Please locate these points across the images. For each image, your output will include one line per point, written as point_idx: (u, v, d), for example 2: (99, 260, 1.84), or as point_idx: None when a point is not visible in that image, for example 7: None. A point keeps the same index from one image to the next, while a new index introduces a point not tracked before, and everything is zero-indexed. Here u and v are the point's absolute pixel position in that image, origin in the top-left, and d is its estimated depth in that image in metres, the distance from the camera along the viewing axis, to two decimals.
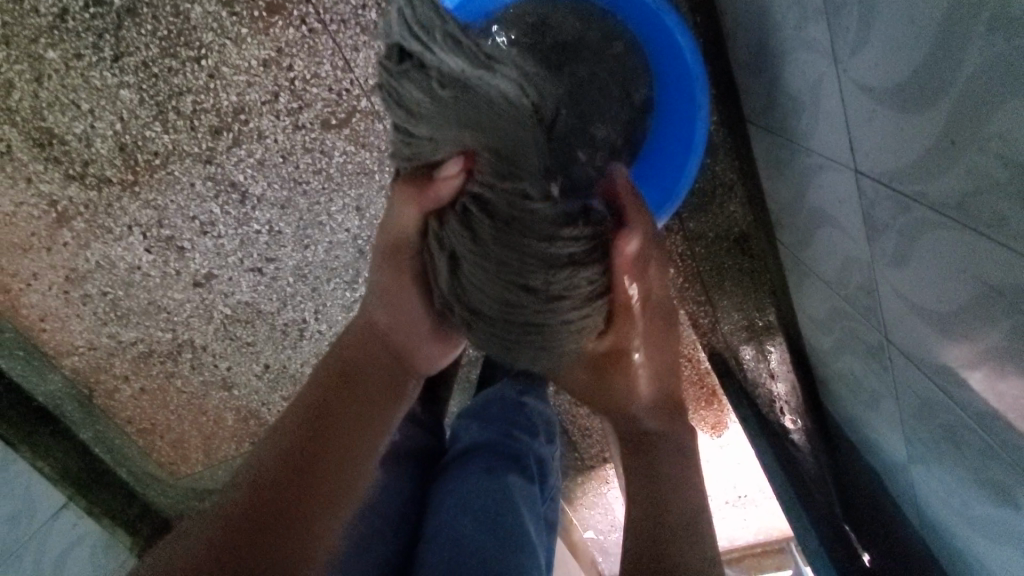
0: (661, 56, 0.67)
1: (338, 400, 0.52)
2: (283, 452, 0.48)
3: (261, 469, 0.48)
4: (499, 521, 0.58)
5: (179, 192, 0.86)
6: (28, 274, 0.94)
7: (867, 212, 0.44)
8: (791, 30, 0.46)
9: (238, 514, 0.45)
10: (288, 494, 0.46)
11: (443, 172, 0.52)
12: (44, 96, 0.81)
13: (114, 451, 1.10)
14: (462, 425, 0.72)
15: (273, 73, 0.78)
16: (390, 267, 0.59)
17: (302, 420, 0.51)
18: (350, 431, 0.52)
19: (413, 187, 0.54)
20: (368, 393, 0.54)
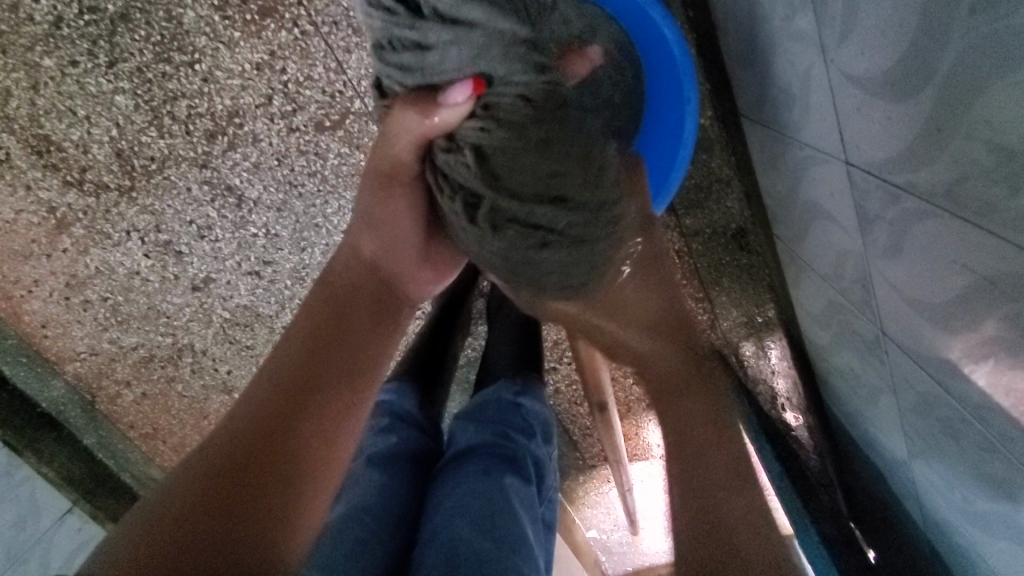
0: (648, 48, 0.66)
1: (323, 348, 0.49)
2: (262, 408, 0.45)
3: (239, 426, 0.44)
4: (496, 527, 0.56)
5: (176, 196, 0.86)
6: (29, 281, 0.94)
7: (859, 203, 0.43)
8: (780, 21, 0.46)
9: (216, 478, 0.42)
10: (273, 452, 0.43)
11: (449, 98, 0.50)
12: (41, 103, 0.81)
13: (118, 456, 1.11)
14: (458, 427, 0.72)
15: (267, 76, 0.78)
16: (381, 189, 0.55)
17: (295, 352, 0.48)
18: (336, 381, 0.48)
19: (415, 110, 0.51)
20: (358, 339, 0.51)
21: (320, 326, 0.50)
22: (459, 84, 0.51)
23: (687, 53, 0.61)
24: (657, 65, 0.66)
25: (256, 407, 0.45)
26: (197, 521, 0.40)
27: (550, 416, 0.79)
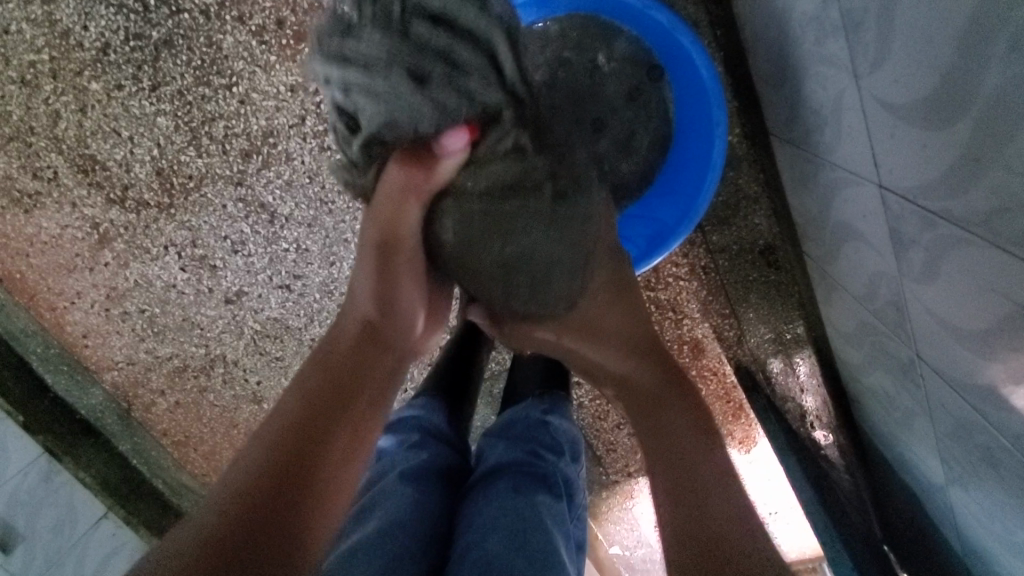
0: (677, 73, 0.67)
1: (331, 402, 0.50)
2: (286, 437, 0.46)
3: (245, 479, 0.43)
4: (527, 544, 0.56)
5: (212, 213, 0.89)
6: (73, 293, 0.98)
7: (894, 227, 0.43)
8: (810, 46, 0.46)
9: (231, 525, 0.40)
10: (289, 494, 0.43)
11: (443, 146, 0.49)
12: (87, 124, 0.85)
13: (150, 462, 1.13)
14: (487, 443, 0.72)
15: (300, 98, 0.81)
16: (377, 261, 0.55)
17: (303, 409, 0.48)
18: (341, 431, 0.49)
19: (413, 165, 0.49)
20: (366, 392, 0.52)
21: (332, 373, 0.52)
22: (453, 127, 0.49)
23: (717, 79, 0.62)
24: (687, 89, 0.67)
25: (265, 457, 0.44)
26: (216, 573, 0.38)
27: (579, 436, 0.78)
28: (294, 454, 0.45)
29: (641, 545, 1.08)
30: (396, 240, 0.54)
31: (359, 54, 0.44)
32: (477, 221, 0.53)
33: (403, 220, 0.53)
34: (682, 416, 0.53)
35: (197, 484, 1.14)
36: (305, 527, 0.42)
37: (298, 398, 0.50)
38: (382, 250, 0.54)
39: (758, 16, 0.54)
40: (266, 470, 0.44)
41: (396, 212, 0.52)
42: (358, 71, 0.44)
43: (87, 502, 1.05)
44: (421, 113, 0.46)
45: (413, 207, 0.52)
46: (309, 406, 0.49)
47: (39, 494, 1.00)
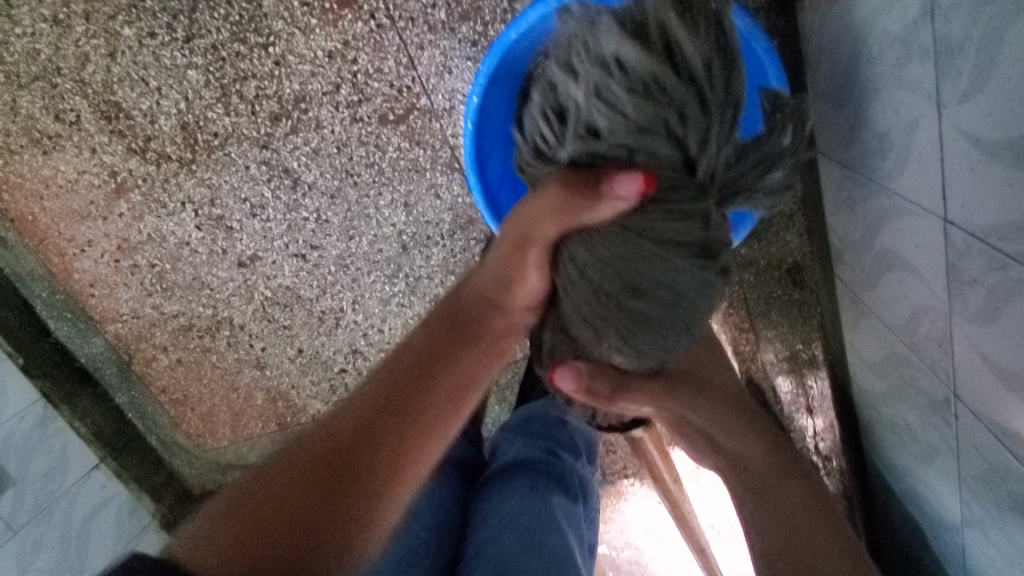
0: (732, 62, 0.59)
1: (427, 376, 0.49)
2: (355, 422, 0.44)
3: (322, 443, 0.43)
4: (544, 543, 0.56)
5: (234, 173, 0.87)
6: (83, 241, 0.97)
7: (951, 264, 0.43)
8: (888, 68, 0.44)
9: (301, 486, 0.41)
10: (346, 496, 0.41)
11: (615, 188, 0.46)
12: (115, 69, 0.83)
13: (146, 419, 1.13)
14: (503, 438, 0.71)
15: (338, 65, 0.78)
16: (509, 257, 0.55)
17: (383, 392, 0.47)
18: (426, 414, 0.47)
19: (576, 194, 0.48)
20: (465, 368, 0.51)
21: (423, 354, 0.50)
22: (629, 172, 0.46)
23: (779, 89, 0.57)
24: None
25: (329, 443, 0.43)
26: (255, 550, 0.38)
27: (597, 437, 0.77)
28: (375, 427, 0.44)
29: (628, 547, 1.08)
30: (530, 240, 0.53)
31: (609, 85, 0.46)
32: (604, 251, 0.50)
33: (539, 223, 0.52)
34: (798, 486, 0.55)
35: (190, 444, 1.15)
36: (373, 499, 0.42)
37: (396, 365, 0.49)
38: (516, 245, 0.54)
39: (828, 30, 0.52)
40: (342, 439, 0.43)
41: (533, 221, 0.52)
42: (601, 103, 0.46)
43: (80, 451, 1.07)
44: (624, 152, 0.47)
45: (549, 222, 0.50)
46: (401, 378, 0.48)
47: (34, 441, 1.01)
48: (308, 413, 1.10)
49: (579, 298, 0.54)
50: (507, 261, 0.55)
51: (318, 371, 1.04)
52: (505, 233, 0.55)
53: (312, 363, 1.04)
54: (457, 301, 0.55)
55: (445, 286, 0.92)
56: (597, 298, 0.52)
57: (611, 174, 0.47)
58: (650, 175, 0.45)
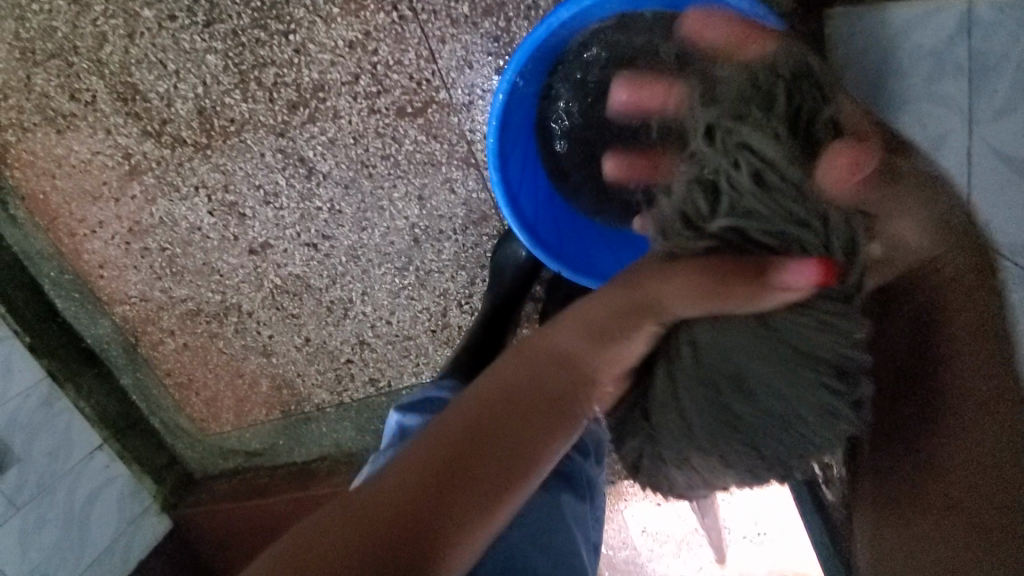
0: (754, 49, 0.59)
1: (493, 426, 0.44)
2: (423, 480, 0.42)
3: (386, 490, 0.42)
4: (552, 542, 0.59)
5: (249, 160, 0.87)
6: (94, 222, 0.97)
7: None
8: None
9: (359, 531, 0.41)
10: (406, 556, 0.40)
11: (791, 275, 0.43)
12: (134, 51, 0.83)
13: (149, 401, 1.15)
14: None
15: (357, 55, 0.78)
16: (615, 316, 0.48)
17: (453, 448, 0.43)
18: (493, 482, 0.44)
19: (726, 274, 0.45)
20: (541, 433, 0.46)
21: (503, 409, 0.45)
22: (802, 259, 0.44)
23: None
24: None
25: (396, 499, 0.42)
26: None
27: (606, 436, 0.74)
28: (435, 476, 0.42)
29: (626, 546, 1.09)
30: (651, 305, 0.47)
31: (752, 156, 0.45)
32: (725, 341, 0.47)
33: (669, 289, 0.46)
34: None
35: (193, 428, 1.17)
36: (431, 544, 0.41)
37: (463, 414, 0.45)
38: (630, 306, 0.48)
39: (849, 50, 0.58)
40: (401, 486, 0.42)
41: (656, 291, 0.47)
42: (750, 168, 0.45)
43: (83, 431, 1.08)
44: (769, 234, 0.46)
45: (688, 297, 0.46)
46: (467, 427, 0.44)
47: (39, 418, 1.01)
48: (312, 401, 1.10)
49: (693, 390, 0.48)
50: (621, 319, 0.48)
51: (323, 361, 1.05)
52: (630, 284, 0.48)
53: (318, 353, 1.04)
54: (543, 341, 0.49)
55: (455, 280, 0.92)
56: (706, 389, 0.48)
57: (776, 260, 0.44)
58: (832, 263, 0.43)
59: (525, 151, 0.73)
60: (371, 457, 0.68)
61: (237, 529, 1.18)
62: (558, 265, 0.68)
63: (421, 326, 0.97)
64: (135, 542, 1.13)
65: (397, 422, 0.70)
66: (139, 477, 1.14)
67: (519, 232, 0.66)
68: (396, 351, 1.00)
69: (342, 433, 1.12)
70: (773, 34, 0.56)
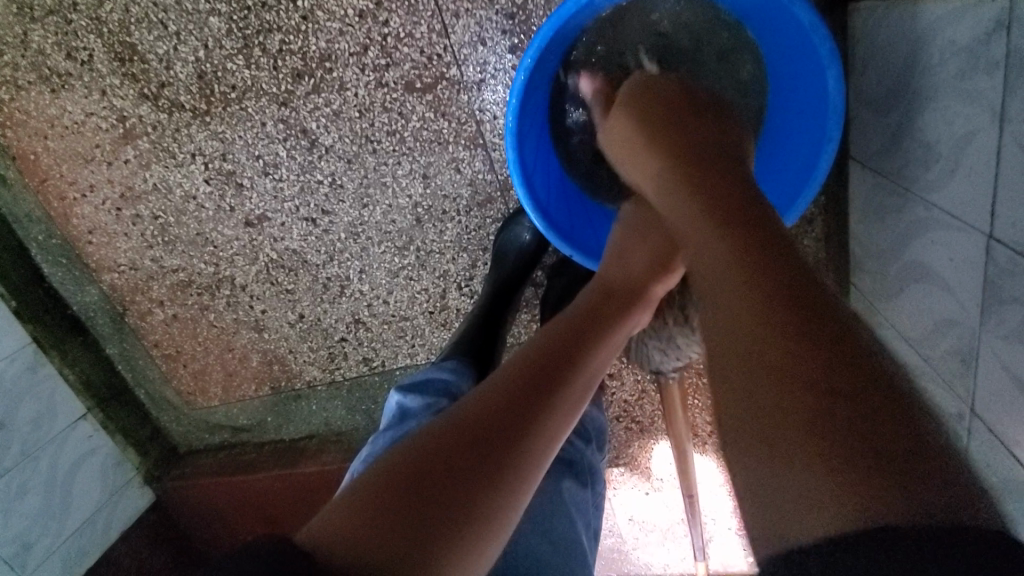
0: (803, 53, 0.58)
1: (550, 370, 0.48)
2: (513, 379, 0.47)
3: (428, 444, 0.42)
4: (553, 528, 0.59)
5: (249, 129, 0.85)
6: (85, 185, 0.96)
7: (993, 283, 0.43)
8: (946, 77, 0.44)
9: (400, 480, 0.40)
10: (499, 430, 0.43)
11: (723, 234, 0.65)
12: (134, 10, 0.80)
13: (136, 371, 1.14)
14: None
15: (367, 26, 0.76)
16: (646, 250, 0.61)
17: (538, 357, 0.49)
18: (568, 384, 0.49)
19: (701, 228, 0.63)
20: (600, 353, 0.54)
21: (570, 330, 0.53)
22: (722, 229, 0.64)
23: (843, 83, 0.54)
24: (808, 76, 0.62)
25: (493, 389, 0.46)
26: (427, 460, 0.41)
27: (604, 424, 0.76)
28: (494, 413, 0.44)
29: (611, 533, 1.10)
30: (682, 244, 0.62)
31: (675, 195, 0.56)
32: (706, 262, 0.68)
33: None
34: None
35: (179, 400, 1.16)
36: (470, 498, 0.39)
37: (505, 376, 0.47)
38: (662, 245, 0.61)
39: (880, 29, 0.51)
40: (444, 437, 0.42)
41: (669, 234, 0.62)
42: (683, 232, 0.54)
43: (67, 400, 1.07)
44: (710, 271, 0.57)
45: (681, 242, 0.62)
46: (512, 386, 0.46)
47: (22, 384, 1.00)
48: (303, 379, 1.09)
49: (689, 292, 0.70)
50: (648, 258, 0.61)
51: (317, 339, 1.03)
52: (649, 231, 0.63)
53: (312, 330, 1.02)
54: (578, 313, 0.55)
55: (456, 262, 0.91)
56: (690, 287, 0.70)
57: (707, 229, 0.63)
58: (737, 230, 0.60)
59: (540, 134, 0.71)
60: (369, 440, 0.66)
61: (223, 503, 1.17)
62: (569, 249, 0.67)
63: (419, 308, 0.96)
64: (119, 511, 1.13)
65: (397, 404, 0.69)
66: (123, 448, 1.14)
67: (533, 213, 0.65)
68: (391, 331, 0.99)
69: (333, 411, 1.12)
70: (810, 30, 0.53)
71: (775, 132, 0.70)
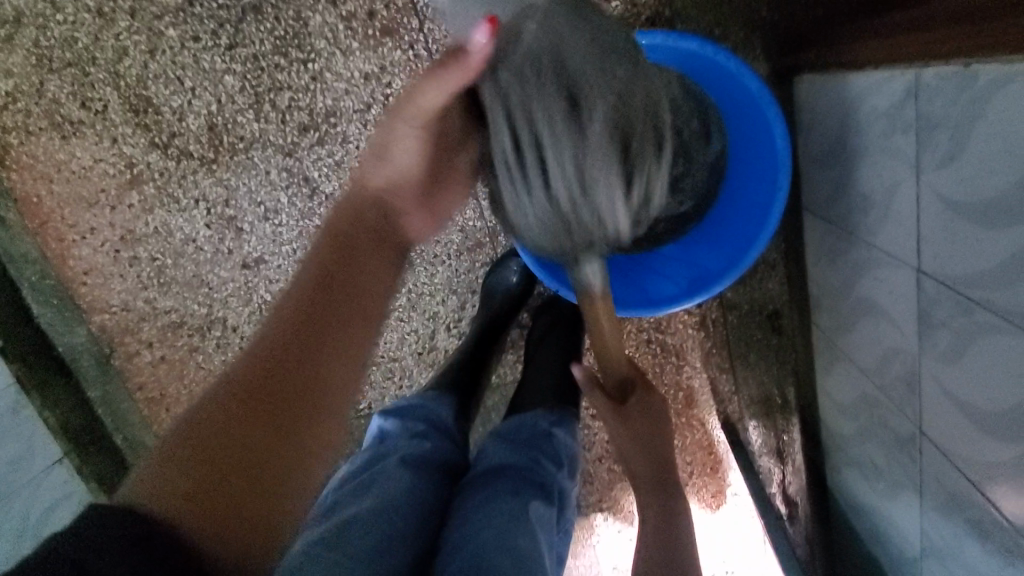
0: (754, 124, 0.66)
1: (310, 321, 0.48)
2: (263, 350, 0.47)
3: (202, 435, 0.44)
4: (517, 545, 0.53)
5: (253, 177, 0.90)
6: (86, 228, 0.99)
7: (925, 311, 0.48)
8: (874, 137, 0.51)
9: (204, 459, 0.43)
10: (268, 413, 0.45)
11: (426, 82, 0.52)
12: (152, 67, 0.86)
13: (115, 415, 1.14)
14: (487, 443, 0.65)
15: (371, 87, 0.84)
16: (371, 165, 0.57)
17: (296, 310, 0.48)
18: (340, 332, 0.49)
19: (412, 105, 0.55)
20: (372, 280, 0.52)
21: (329, 268, 0.51)
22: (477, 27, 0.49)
23: (788, 142, 0.63)
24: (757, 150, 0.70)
25: (245, 363, 0.47)
26: (211, 472, 0.42)
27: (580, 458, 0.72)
28: (263, 393, 0.45)
29: None
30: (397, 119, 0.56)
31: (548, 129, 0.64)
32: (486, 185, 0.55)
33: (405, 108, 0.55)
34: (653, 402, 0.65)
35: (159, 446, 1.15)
36: (278, 452, 0.44)
37: (274, 323, 0.48)
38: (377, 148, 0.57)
39: (822, 99, 0.60)
40: (227, 413, 0.45)
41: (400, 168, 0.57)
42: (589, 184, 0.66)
43: (44, 443, 1.05)
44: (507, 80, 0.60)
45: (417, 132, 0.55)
46: (285, 334, 0.47)
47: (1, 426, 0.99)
48: None
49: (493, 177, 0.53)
50: (428, 159, 0.57)
51: None
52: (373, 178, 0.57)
53: None
54: (344, 227, 0.54)
55: (446, 303, 0.95)
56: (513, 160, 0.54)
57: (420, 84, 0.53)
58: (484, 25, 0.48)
59: None
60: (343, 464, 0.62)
61: None
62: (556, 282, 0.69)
63: (408, 349, 0.98)
64: None
65: (377, 427, 0.65)
66: (96, 496, 1.11)
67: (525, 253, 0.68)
68: (379, 373, 1.01)
69: None
70: (755, 96, 0.63)
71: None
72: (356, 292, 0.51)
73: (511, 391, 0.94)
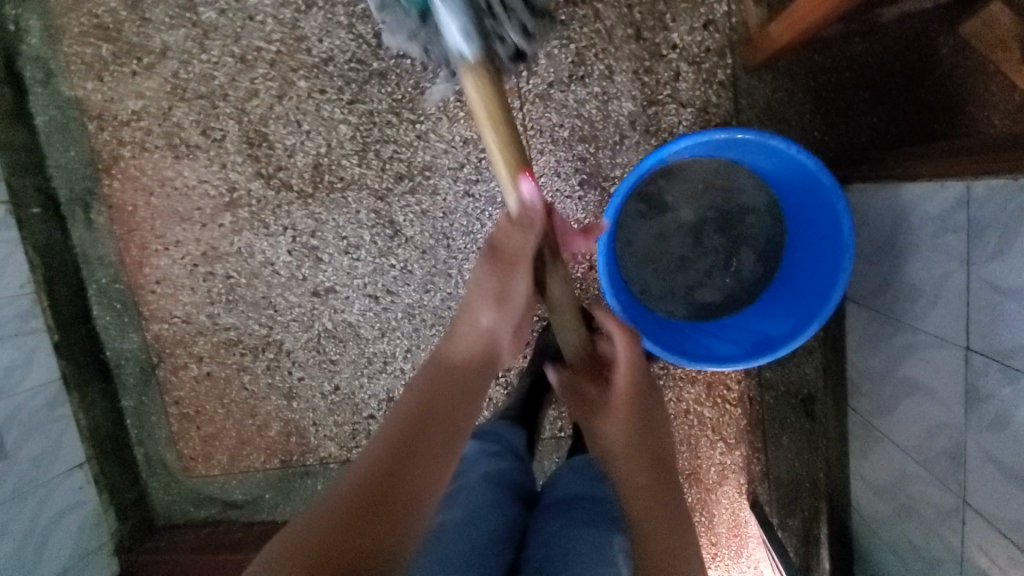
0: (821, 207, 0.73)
1: (415, 440, 0.47)
2: (373, 465, 0.45)
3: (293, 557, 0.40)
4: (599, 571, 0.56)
5: (344, 214, 0.99)
6: (171, 240, 1.06)
7: (972, 383, 0.56)
8: (922, 237, 0.62)
9: None
10: (363, 535, 0.41)
11: None
12: (277, 109, 0.98)
13: (143, 428, 1.14)
14: (559, 475, 0.72)
15: (467, 150, 0.96)
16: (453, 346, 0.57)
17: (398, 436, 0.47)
18: (437, 455, 0.48)
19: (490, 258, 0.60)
20: (463, 410, 0.51)
21: (425, 406, 0.50)
22: None
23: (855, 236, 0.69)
24: (821, 237, 0.76)
25: (350, 490, 0.44)
26: None
27: None
28: (358, 522, 0.42)
29: None
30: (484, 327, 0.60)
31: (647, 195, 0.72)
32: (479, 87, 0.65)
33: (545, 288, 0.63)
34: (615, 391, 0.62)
35: (178, 466, 1.14)
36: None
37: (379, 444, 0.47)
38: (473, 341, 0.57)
39: (872, 204, 0.71)
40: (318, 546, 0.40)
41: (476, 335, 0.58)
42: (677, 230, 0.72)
43: (72, 446, 1.05)
44: None
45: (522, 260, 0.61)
46: (390, 444, 0.47)
47: (37, 420, 1.00)
48: (318, 454, 1.10)
49: None
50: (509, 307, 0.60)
51: (344, 413, 1.07)
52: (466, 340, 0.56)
53: (342, 404, 1.07)
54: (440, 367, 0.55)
55: None
56: None
57: None
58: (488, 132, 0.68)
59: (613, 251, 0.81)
60: None
61: None
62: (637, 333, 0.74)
63: None
64: None
65: None
66: (104, 510, 1.09)
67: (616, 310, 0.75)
68: None
69: None
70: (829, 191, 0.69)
71: (782, 289, 0.83)
72: (449, 423, 0.50)
73: (551, 444, 0.98)
